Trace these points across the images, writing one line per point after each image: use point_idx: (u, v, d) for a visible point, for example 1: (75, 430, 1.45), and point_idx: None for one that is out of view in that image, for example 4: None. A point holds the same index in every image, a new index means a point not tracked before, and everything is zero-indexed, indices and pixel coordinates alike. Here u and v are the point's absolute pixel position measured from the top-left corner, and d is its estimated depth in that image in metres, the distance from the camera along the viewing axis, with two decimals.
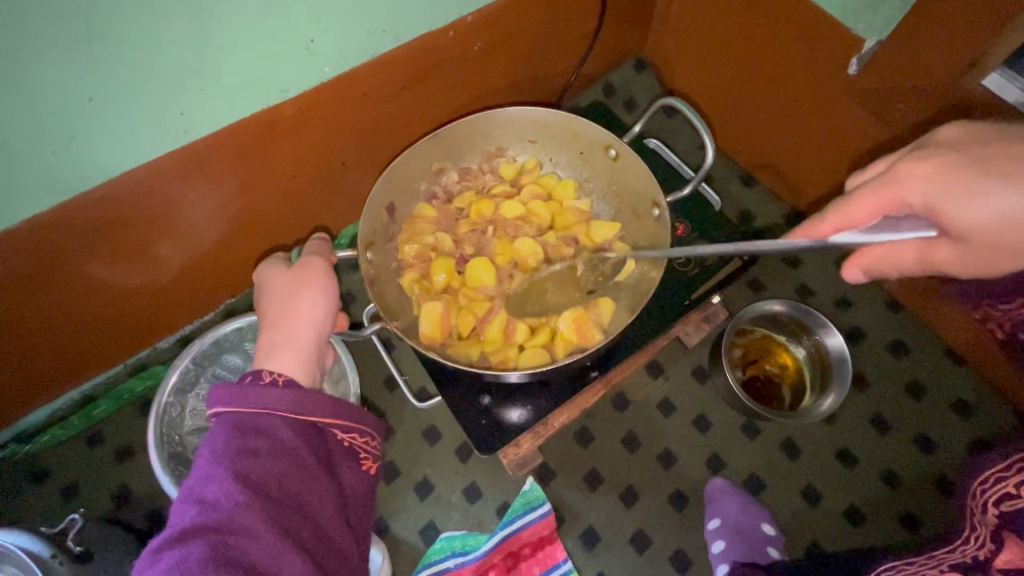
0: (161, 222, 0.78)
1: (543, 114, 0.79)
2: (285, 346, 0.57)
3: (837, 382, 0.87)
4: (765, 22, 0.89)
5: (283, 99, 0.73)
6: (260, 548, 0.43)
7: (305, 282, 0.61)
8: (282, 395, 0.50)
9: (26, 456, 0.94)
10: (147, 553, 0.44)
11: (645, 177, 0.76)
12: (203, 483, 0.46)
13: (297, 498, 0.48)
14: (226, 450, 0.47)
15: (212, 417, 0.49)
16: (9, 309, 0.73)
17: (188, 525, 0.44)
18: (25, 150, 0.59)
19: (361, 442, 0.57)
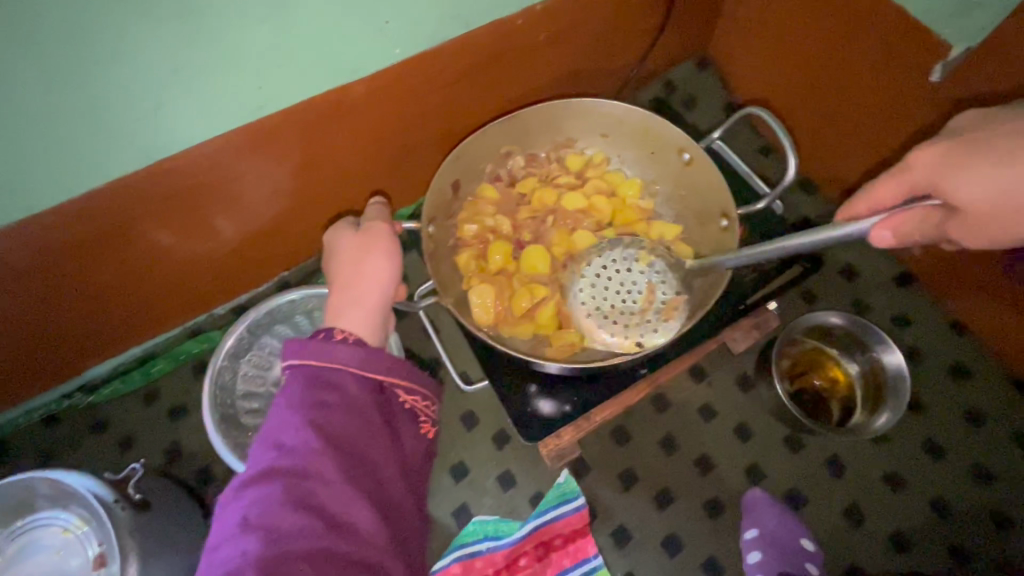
0: (229, 190, 0.81)
1: (621, 110, 0.78)
2: (353, 307, 0.60)
3: (892, 400, 0.84)
4: (842, 25, 0.86)
5: (355, 79, 0.75)
6: (332, 493, 0.46)
7: (373, 248, 0.63)
8: (352, 352, 0.53)
9: (89, 406, 0.99)
10: (231, 489, 0.47)
11: (719, 186, 0.75)
12: (280, 430, 0.48)
13: (364, 452, 0.50)
14: (300, 400, 0.49)
15: (286, 369, 0.52)
16: (84, 267, 0.78)
17: (268, 467, 0.46)
18: (116, 117, 0.62)
19: (422, 405, 0.58)
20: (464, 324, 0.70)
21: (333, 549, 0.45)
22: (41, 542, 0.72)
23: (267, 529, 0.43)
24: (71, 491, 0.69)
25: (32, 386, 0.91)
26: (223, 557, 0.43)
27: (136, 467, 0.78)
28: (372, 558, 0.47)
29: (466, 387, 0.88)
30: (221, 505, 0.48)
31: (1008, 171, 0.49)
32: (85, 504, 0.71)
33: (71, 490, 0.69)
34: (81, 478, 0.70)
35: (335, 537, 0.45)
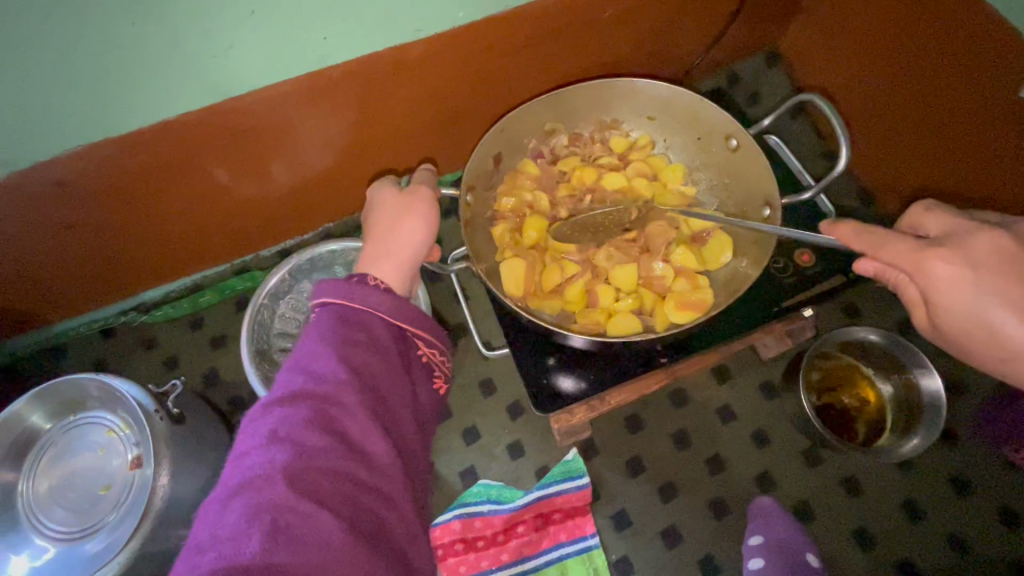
0: (287, 137, 0.84)
1: (670, 91, 0.77)
2: (384, 259, 0.62)
3: (929, 421, 0.81)
4: (931, 33, 0.81)
5: (415, 39, 0.76)
6: (356, 421, 0.48)
7: (411, 209, 0.64)
8: (383, 298, 0.56)
9: (141, 324, 1.07)
10: (258, 407, 0.48)
11: (764, 173, 0.73)
12: (311, 357, 0.50)
13: (385, 390, 0.52)
14: (331, 333, 0.52)
15: (317, 307, 0.55)
16: (148, 192, 0.83)
17: (297, 389, 0.48)
18: (188, 54, 0.65)
19: (437, 359, 0.62)
20: (495, 292, 0.70)
21: (353, 472, 0.46)
22: (87, 438, 0.80)
23: (294, 443, 0.44)
24: (116, 393, 0.75)
25: (93, 298, 0.99)
26: (249, 465, 0.44)
27: (175, 383, 0.82)
28: (386, 488, 0.48)
29: (486, 352, 0.88)
30: (245, 422, 0.48)
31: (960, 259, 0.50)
32: (128, 410, 0.76)
33: (116, 393, 0.75)
34: (126, 383, 0.76)
35: (355, 462, 0.46)
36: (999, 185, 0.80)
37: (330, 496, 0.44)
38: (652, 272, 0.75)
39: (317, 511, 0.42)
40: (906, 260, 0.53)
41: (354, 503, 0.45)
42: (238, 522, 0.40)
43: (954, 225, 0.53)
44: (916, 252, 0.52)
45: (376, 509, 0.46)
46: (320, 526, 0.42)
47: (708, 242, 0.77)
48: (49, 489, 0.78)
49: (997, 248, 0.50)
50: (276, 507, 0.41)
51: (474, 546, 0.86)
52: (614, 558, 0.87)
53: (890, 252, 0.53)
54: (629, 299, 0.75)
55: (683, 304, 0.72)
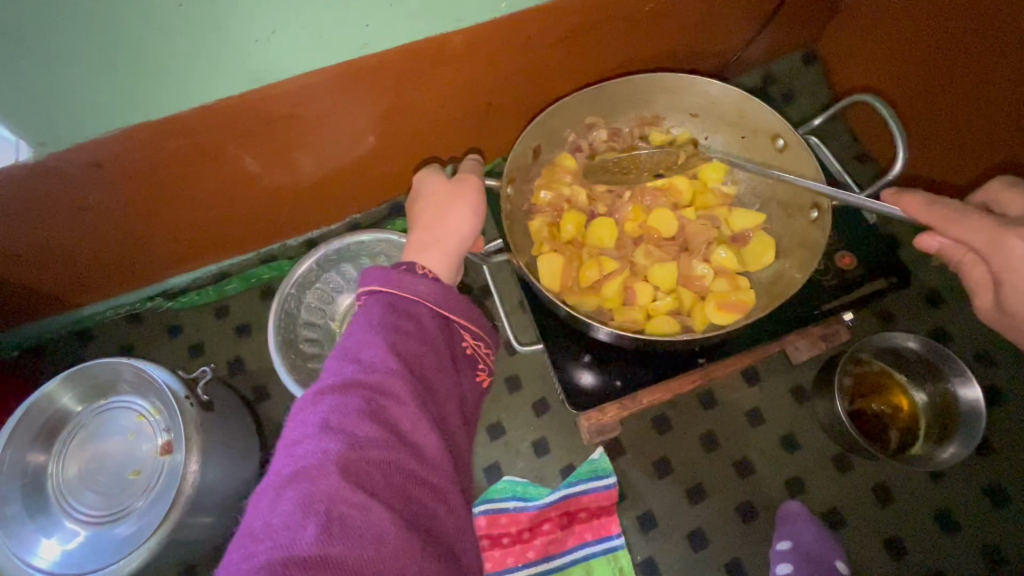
0: (322, 125, 0.84)
1: (717, 89, 0.76)
2: (432, 249, 0.62)
3: (965, 430, 0.79)
4: (988, 39, 0.79)
5: (457, 29, 0.75)
6: (405, 413, 0.47)
7: (459, 198, 0.64)
8: (429, 287, 0.55)
9: (167, 311, 1.07)
10: (308, 395, 0.48)
11: (811, 174, 0.71)
12: (361, 347, 0.50)
13: (432, 381, 0.52)
14: (380, 322, 0.51)
15: (365, 295, 0.54)
16: (183, 178, 0.83)
17: (347, 378, 0.48)
18: (231, 37, 0.64)
19: (481, 351, 0.60)
20: (533, 286, 0.70)
21: (403, 464, 0.45)
22: (117, 422, 0.80)
23: (345, 433, 0.44)
24: (149, 379, 0.75)
25: (120, 283, 0.99)
26: (301, 454, 0.44)
27: (206, 370, 0.81)
28: (436, 481, 0.47)
29: (519, 347, 0.87)
30: (296, 410, 0.48)
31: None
32: (160, 396, 0.76)
33: (149, 379, 0.75)
34: (159, 369, 0.76)
35: (406, 453, 0.46)
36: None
37: (381, 488, 0.43)
38: (692, 271, 0.75)
39: (369, 503, 0.42)
40: (982, 238, 0.54)
41: (405, 495, 0.44)
42: (292, 512, 0.41)
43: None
44: (991, 233, 0.54)
45: (426, 502, 0.46)
46: (373, 518, 0.41)
47: (750, 242, 0.77)
48: (79, 472, 0.78)
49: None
50: (329, 499, 0.41)
51: (499, 543, 0.85)
52: (639, 559, 0.86)
53: (967, 228, 0.55)
54: (666, 298, 0.75)
55: (726, 306, 0.71)
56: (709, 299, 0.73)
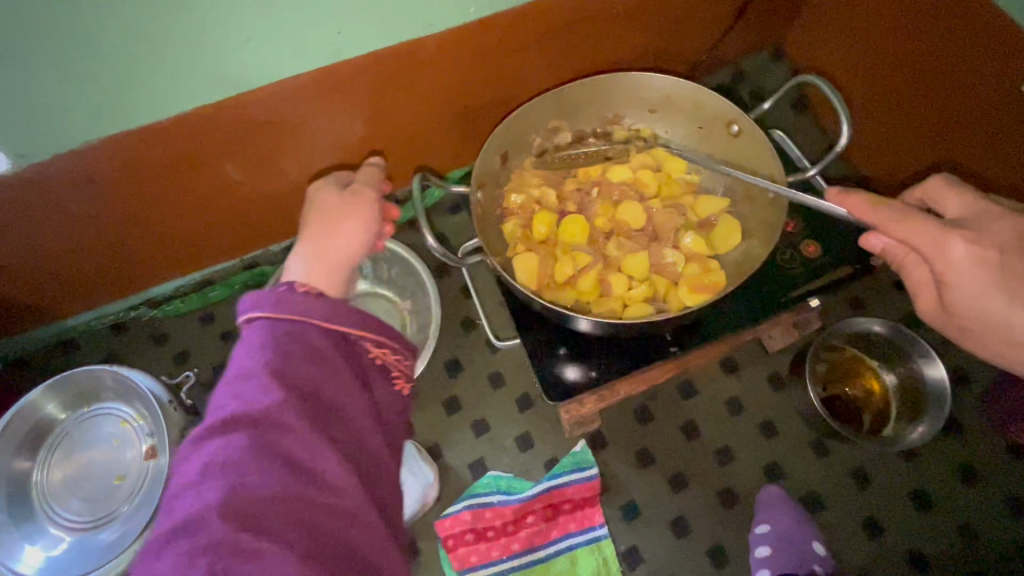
0: (300, 132, 0.85)
1: (673, 85, 0.78)
2: (315, 261, 0.62)
3: (935, 409, 0.82)
4: (947, 32, 0.81)
5: (428, 34, 0.77)
6: (299, 442, 0.46)
7: (348, 211, 0.67)
8: (317, 304, 0.53)
9: (151, 320, 1.08)
10: (189, 441, 0.46)
11: (767, 156, 0.74)
12: (240, 380, 0.48)
13: (329, 401, 0.50)
14: (264, 350, 0.49)
15: (248, 322, 0.52)
16: (162, 187, 0.84)
17: (228, 416, 0.46)
18: (201, 46, 0.65)
19: (393, 360, 0.58)
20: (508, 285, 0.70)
21: (303, 497, 0.44)
22: (101, 429, 0.80)
23: (229, 475, 0.43)
24: (132, 386, 0.76)
25: (105, 292, 1.00)
26: (181, 506, 0.42)
27: (188, 376, 0.83)
28: (346, 506, 0.47)
29: (497, 343, 0.91)
30: (178, 458, 0.46)
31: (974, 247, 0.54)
32: (142, 403, 0.78)
33: (132, 386, 0.76)
34: (142, 376, 0.77)
35: (304, 484, 0.45)
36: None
37: (278, 527, 0.42)
38: (664, 259, 0.77)
39: (265, 547, 0.41)
40: (929, 243, 0.55)
41: (308, 530, 0.44)
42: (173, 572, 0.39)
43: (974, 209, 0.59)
44: (940, 231, 0.54)
45: (338, 532, 0.45)
46: (267, 565, 0.40)
47: (716, 227, 0.79)
48: (63, 478, 0.78)
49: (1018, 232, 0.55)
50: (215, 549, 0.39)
51: (484, 536, 0.87)
52: (623, 548, 0.88)
53: (915, 233, 0.55)
54: (641, 286, 0.76)
55: (699, 289, 0.73)
56: (681, 284, 0.75)
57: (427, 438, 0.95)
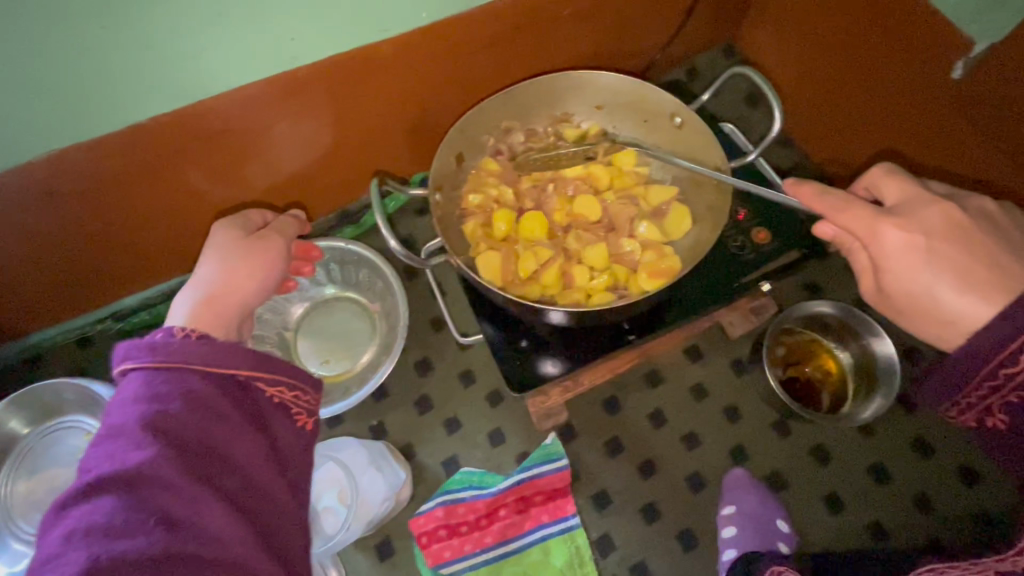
0: (262, 137, 0.86)
1: (616, 80, 0.81)
2: (205, 306, 0.63)
3: (885, 387, 0.85)
4: (891, 28, 0.84)
5: (381, 39, 0.78)
6: (173, 495, 0.46)
7: (248, 254, 0.68)
8: (197, 349, 0.53)
9: (119, 333, 1.07)
10: (54, 511, 0.45)
11: (711, 143, 0.77)
12: (111, 441, 0.48)
13: (213, 448, 0.51)
14: (139, 405, 0.49)
15: (127, 376, 0.52)
16: (122, 197, 0.84)
17: (96, 479, 0.45)
18: (151, 57, 0.66)
19: (292, 396, 0.58)
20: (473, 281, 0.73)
21: (178, 553, 0.43)
22: (65, 443, 0.80)
23: (90, 539, 0.42)
24: (93, 396, 0.78)
25: (69, 307, 0.99)
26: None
27: None
28: (229, 555, 0.46)
29: (461, 338, 0.92)
30: (40, 531, 0.45)
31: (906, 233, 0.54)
32: (105, 412, 0.79)
33: (93, 396, 0.78)
34: (103, 386, 0.79)
35: (178, 537, 0.44)
36: (985, 169, 0.83)
37: None
38: (621, 248, 0.80)
39: None
40: (861, 227, 0.56)
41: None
42: None
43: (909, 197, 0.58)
44: (870, 219, 0.55)
45: None
46: None
47: (667, 215, 0.81)
48: (28, 493, 0.78)
49: (949, 221, 0.54)
50: None
51: (457, 532, 0.88)
52: (595, 536, 0.89)
53: (849, 218, 0.56)
54: (603, 276, 0.79)
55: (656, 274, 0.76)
56: (640, 272, 0.77)
57: (399, 438, 0.95)
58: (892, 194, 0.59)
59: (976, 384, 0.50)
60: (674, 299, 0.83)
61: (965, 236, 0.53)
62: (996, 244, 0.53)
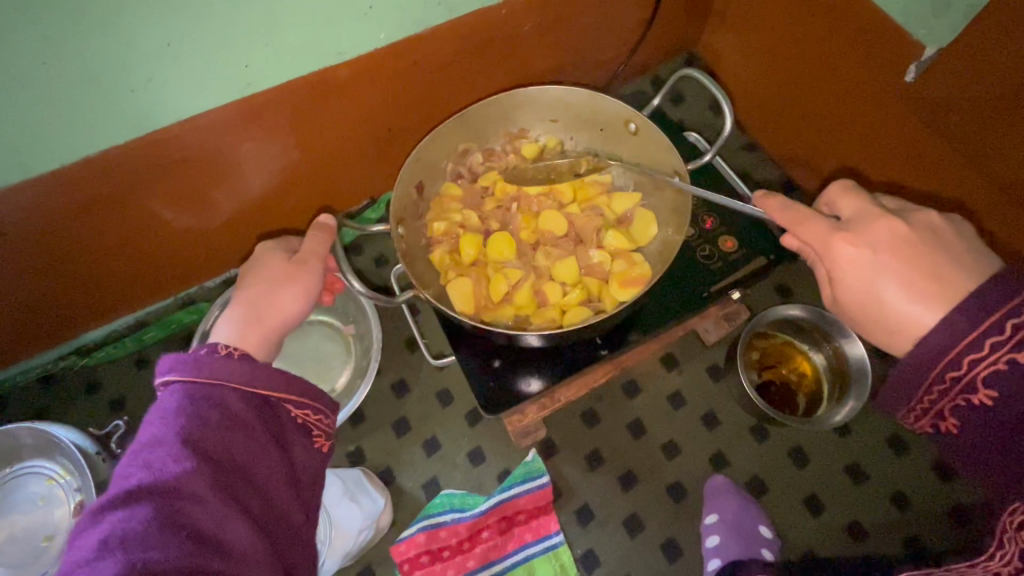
0: (225, 163, 0.83)
1: (565, 92, 0.82)
2: (252, 327, 0.63)
3: (856, 390, 0.86)
4: (844, 34, 0.86)
5: (339, 62, 0.77)
6: (205, 511, 0.46)
7: (293, 277, 0.67)
8: (236, 366, 0.54)
9: (82, 368, 1.03)
10: (88, 516, 0.45)
11: (665, 147, 0.78)
12: (151, 449, 0.48)
13: (243, 465, 0.52)
14: (176, 417, 0.50)
15: (165, 386, 0.53)
16: (79, 233, 0.80)
17: (134, 488, 0.45)
18: (99, 89, 0.64)
19: (315, 419, 0.60)
20: (447, 315, 0.71)
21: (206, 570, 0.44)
22: (26, 489, 0.77)
23: (127, 550, 0.42)
24: (54, 439, 0.75)
25: (28, 347, 0.95)
26: None
27: (119, 425, 0.83)
28: None
29: (434, 360, 0.92)
30: (70, 538, 0.44)
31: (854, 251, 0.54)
32: (66, 455, 0.76)
33: (54, 439, 0.75)
34: (64, 429, 0.76)
35: (208, 555, 0.45)
36: (941, 168, 0.84)
37: None
38: (591, 260, 0.80)
39: None
40: (833, 234, 0.56)
41: None
42: None
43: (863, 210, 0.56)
44: (825, 234, 0.56)
45: None
46: None
47: (633, 221, 0.82)
48: None
49: (895, 236, 0.53)
50: None
51: (440, 556, 0.87)
52: (580, 552, 0.89)
53: (807, 232, 0.57)
54: (575, 290, 0.78)
55: (629, 281, 0.76)
56: (611, 283, 0.77)
57: (377, 463, 0.94)
58: (846, 209, 0.58)
59: (926, 387, 0.50)
60: (645, 310, 0.84)
61: (911, 249, 0.53)
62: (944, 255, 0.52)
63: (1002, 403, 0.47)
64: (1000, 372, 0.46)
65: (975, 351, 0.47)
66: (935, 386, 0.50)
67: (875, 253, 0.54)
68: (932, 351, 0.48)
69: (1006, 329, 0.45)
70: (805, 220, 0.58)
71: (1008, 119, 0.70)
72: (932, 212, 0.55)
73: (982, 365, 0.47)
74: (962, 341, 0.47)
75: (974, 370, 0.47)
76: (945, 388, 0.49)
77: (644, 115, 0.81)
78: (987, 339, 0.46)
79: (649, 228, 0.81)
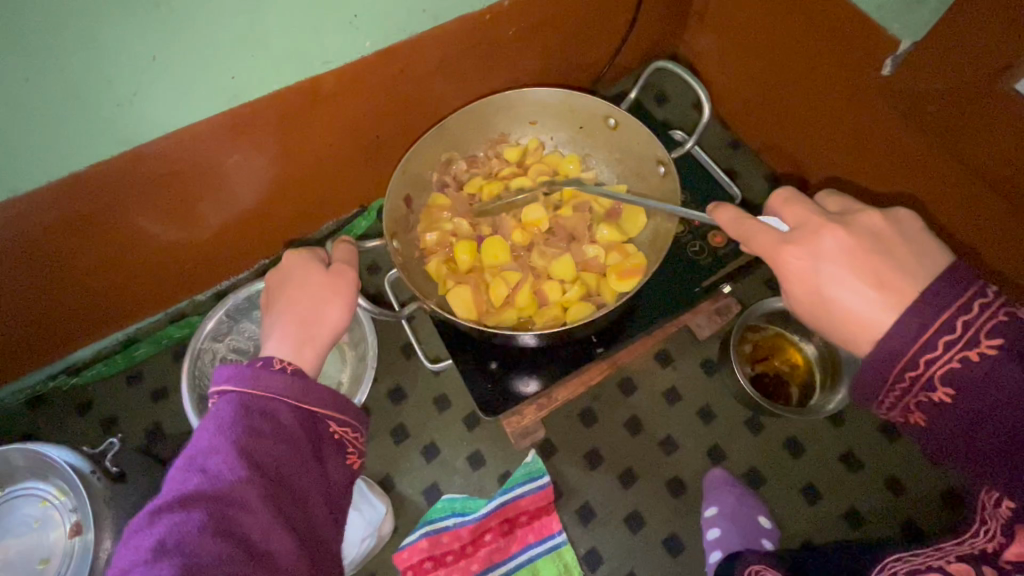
0: (214, 175, 0.83)
1: (544, 94, 0.84)
2: (308, 345, 0.62)
3: (846, 378, 0.88)
4: (819, 28, 0.88)
5: (326, 70, 0.78)
6: (255, 521, 0.47)
7: (337, 290, 0.66)
8: (287, 381, 0.55)
9: (73, 388, 1.02)
10: (144, 515, 0.46)
11: (647, 139, 0.81)
12: (208, 455, 0.49)
13: (290, 478, 0.52)
14: (232, 425, 0.50)
15: (221, 395, 0.53)
16: (66, 250, 0.79)
17: (190, 492, 0.46)
18: (83, 105, 0.64)
19: (351, 437, 0.60)
20: (449, 320, 0.72)
21: None
22: (20, 512, 0.76)
23: (184, 554, 0.43)
24: (48, 461, 0.74)
25: (18, 368, 0.93)
26: None
27: (112, 442, 0.81)
28: None
29: (430, 365, 0.91)
30: (125, 539, 0.45)
31: (799, 260, 0.52)
32: (61, 477, 0.75)
33: (48, 461, 0.74)
34: (59, 451, 0.75)
35: (255, 567, 0.45)
36: (921, 161, 0.86)
37: None
38: (586, 256, 0.81)
39: None
40: None
41: None
42: None
43: (810, 215, 0.54)
44: (775, 243, 0.54)
45: None
46: None
47: (622, 214, 0.84)
48: None
49: (842, 247, 0.50)
50: None
51: (443, 562, 0.87)
52: (582, 551, 0.89)
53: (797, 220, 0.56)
54: (575, 286, 0.79)
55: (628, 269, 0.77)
56: (609, 275, 0.78)
57: (377, 471, 0.93)
58: (790, 217, 0.55)
59: (889, 386, 0.47)
60: (639, 306, 0.85)
61: (858, 258, 0.50)
62: (898, 253, 0.49)
63: (961, 400, 0.45)
64: (956, 371, 0.44)
65: (930, 351, 0.44)
66: (896, 386, 0.47)
67: (831, 261, 0.51)
68: (895, 345, 0.45)
69: (957, 326, 0.43)
70: (756, 228, 0.56)
71: (984, 110, 0.71)
72: (874, 214, 0.52)
73: (938, 365, 0.44)
74: (928, 330, 0.44)
75: (932, 370, 0.45)
76: (906, 387, 0.46)
77: (622, 110, 0.83)
78: (942, 335, 0.44)
79: (643, 224, 0.82)
